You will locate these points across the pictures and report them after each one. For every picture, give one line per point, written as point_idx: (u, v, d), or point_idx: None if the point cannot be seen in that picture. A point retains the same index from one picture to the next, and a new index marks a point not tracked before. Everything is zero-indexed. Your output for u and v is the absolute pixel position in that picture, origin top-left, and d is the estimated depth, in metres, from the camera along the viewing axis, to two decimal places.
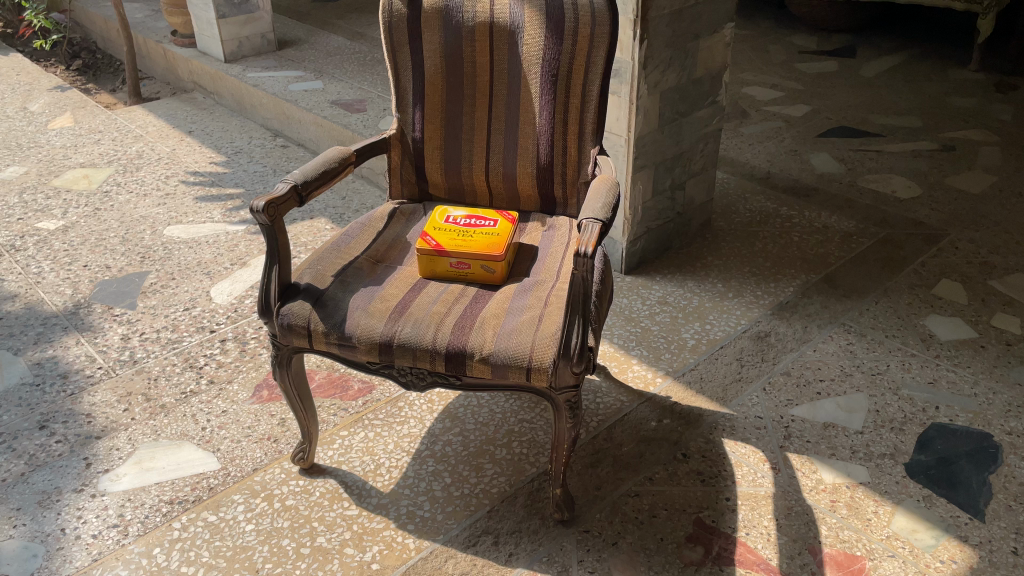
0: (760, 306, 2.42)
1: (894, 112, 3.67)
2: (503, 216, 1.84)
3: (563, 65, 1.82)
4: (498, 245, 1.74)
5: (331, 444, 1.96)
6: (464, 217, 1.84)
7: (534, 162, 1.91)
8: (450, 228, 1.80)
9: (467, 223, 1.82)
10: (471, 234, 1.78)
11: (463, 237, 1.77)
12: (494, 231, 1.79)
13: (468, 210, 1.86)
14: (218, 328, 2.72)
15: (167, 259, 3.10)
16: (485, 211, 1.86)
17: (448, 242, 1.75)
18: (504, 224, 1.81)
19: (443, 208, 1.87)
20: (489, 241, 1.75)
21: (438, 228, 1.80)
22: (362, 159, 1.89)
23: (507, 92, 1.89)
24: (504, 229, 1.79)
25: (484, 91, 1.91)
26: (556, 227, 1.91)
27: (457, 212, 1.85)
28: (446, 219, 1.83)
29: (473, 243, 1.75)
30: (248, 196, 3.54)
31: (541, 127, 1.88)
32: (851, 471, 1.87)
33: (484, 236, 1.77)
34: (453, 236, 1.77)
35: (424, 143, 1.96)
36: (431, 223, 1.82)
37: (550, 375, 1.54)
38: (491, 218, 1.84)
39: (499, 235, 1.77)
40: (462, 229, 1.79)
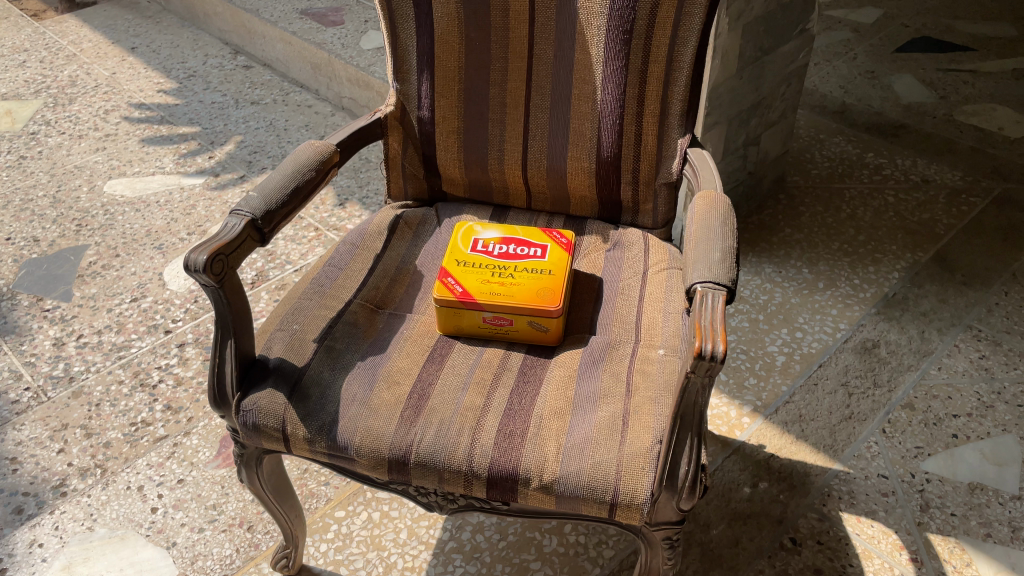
0: (860, 301, 1.91)
1: (981, 16, 3.05)
2: (555, 239, 1.29)
3: (642, 16, 1.22)
4: (552, 293, 1.21)
5: (323, 534, 1.48)
6: (499, 242, 1.29)
7: (594, 155, 1.34)
8: (481, 266, 1.25)
9: (504, 254, 1.27)
10: (511, 275, 1.24)
11: (500, 281, 1.23)
12: (544, 267, 1.25)
13: (502, 230, 1.31)
14: (174, 327, 2.18)
15: (110, 228, 2.53)
16: (528, 230, 1.31)
17: (481, 290, 1.21)
18: (557, 254, 1.27)
19: (467, 227, 1.32)
20: (539, 287, 1.22)
21: (464, 264, 1.25)
22: (348, 158, 1.32)
23: (553, 54, 1.30)
24: (559, 265, 1.25)
25: (518, 51, 1.32)
26: (626, 247, 1.36)
27: (487, 235, 1.30)
28: (473, 247, 1.28)
29: (516, 291, 1.21)
30: (207, 137, 2.92)
31: (605, 106, 1.30)
32: (1017, 563, 1.41)
33: (532, 277, 1.23)
34: (486, 280, 1.23)
35: (435, 126, 1.39)
36: (451, 254, 1.27)
37: (644, 514, 1.03)
38: (537, 242, 1.29)
39: (553, 274, 1.23)
40: (499, 266, 1.25)
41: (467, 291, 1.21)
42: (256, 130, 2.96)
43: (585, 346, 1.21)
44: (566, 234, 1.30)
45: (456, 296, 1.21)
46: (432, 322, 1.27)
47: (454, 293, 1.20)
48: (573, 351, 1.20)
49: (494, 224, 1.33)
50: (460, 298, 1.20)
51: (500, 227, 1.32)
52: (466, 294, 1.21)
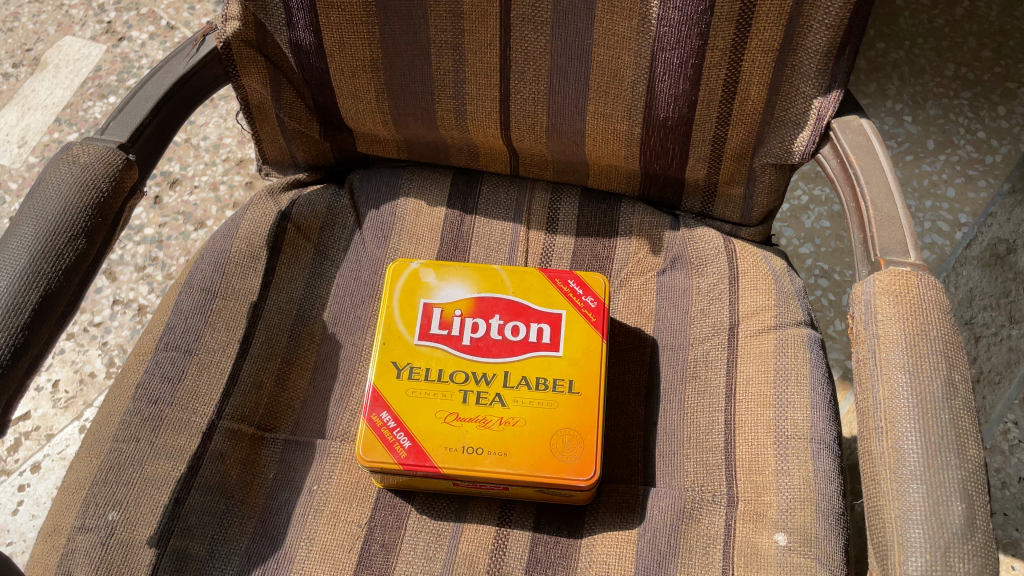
0: (987, 173, 1.33)
1: None
2: (576, 299, 0.70)
3: None
4: (579, 443, 0.64)
5: None
6: (472, 316, 0.70)
7: (640, 115, 0.70)
8: (442, 380, 0.67)
9: (483, 348, 0.68)
10: (500, 400, 0.66)
11: (480, 416, 0.66)
12: (560, 378, 0.67)
13: (476, 282, 0.71)
14: None
15: None
16: (525, 282, 0.71)
17: (445, 444, 0.65)
18: (582, 340, 0.68)
19: (410, 278, 0.71)
20: (555, 431, 0.65)
21: (410, 376, 0.67)
22: (148, 170, 0.67)
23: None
24: (587, 370, 0.67)
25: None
26: (696, 269, 0.76)
27: (449, 299, 0.70)
28: (425, 332, 0.69)
29: (510, 443, 0.65)
30: None
31: (669, 32, 0.63)
32: None
33: (539, 404, 0.66)
34: (454, 416, 0.66)
35: (326, 57, 0.71)
36: (384, 353, 0.68)
37: None
38: (543, 312, 0.69)
39: (579, 395, 0.66)
40: (475, 378, 0.67)
41: (417, 446, 0.65)
42: None
43: (641, 522, 0.68)
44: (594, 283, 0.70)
45: (399, 460, 0.64)
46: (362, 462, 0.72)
47: (392, 457, 0.64)
48: (614, 538, 0.68)
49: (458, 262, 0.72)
50: (406, 465, 0.64)
51: (471, 273, 0.71)
52: (418, 453, 0.64)
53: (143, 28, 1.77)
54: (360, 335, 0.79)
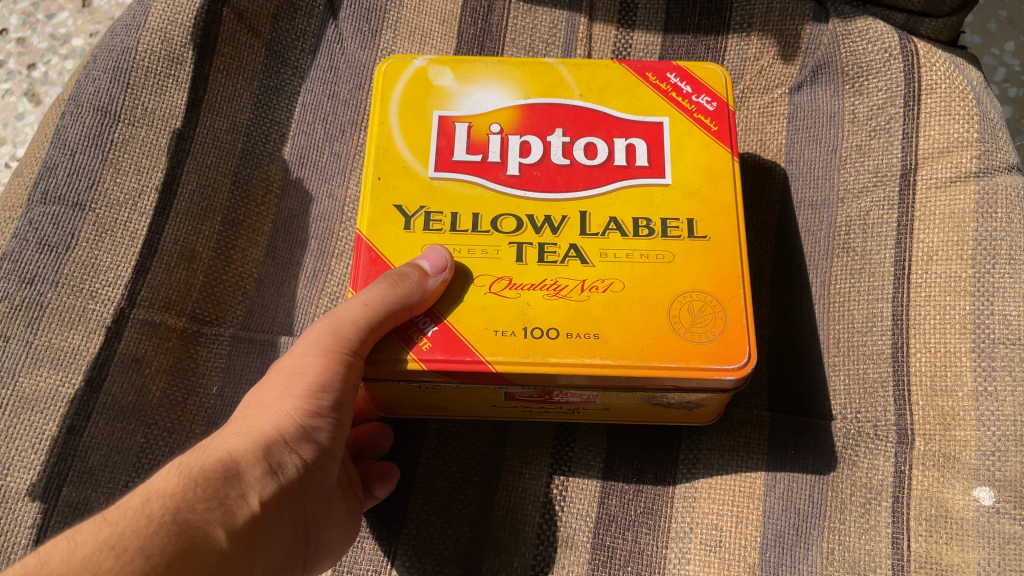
0: None
1: None
2: (683, 99, 0.45)
3: None
4: (718, 313, 0.40)
5: None
6: (518, 131, 0.45)
7: None
8: (480, 230, 0.42)
9: (541, 177, 0.43)
10: (577, 254, 0.41)
11: (548, 281, 0.41)
12: (671, 216, 0.42)
13: (520, 83, 0.46)
14: None
15: None
16: (599, 81, 0.46)
17: (496, 326, 0.39)
18: (700, 159, 0.44)
19: (417, 81, 0.46)
20: (675, 296, 0.40)
21: (428, 228, 0.42)
22: None
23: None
24: (713, 202, 0.43)
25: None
26: (851, 86, 0.50)
27: (480, 109, 0.45)
28: (446, 159, 0.44)
29: (604, 319, 0.40)
30: None
31: None
32: None
33: (642, 258, 0.41)
34: (505, 283, 0.41)
35: None
36: (383, 194, 0.43)
37: None
38: (631, 122, 0.45)
39: (706, 239, 0.42)
40: (532, 223, 0.42)
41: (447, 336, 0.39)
42: None
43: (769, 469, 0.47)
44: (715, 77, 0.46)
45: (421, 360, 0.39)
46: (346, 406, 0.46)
47: (408, 351, 0.39)
48: (726, 495, 0.46)
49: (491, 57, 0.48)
50: (434, 364, 0.38)
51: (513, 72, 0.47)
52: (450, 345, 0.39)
53: None
54: (339, 179, 0.54)
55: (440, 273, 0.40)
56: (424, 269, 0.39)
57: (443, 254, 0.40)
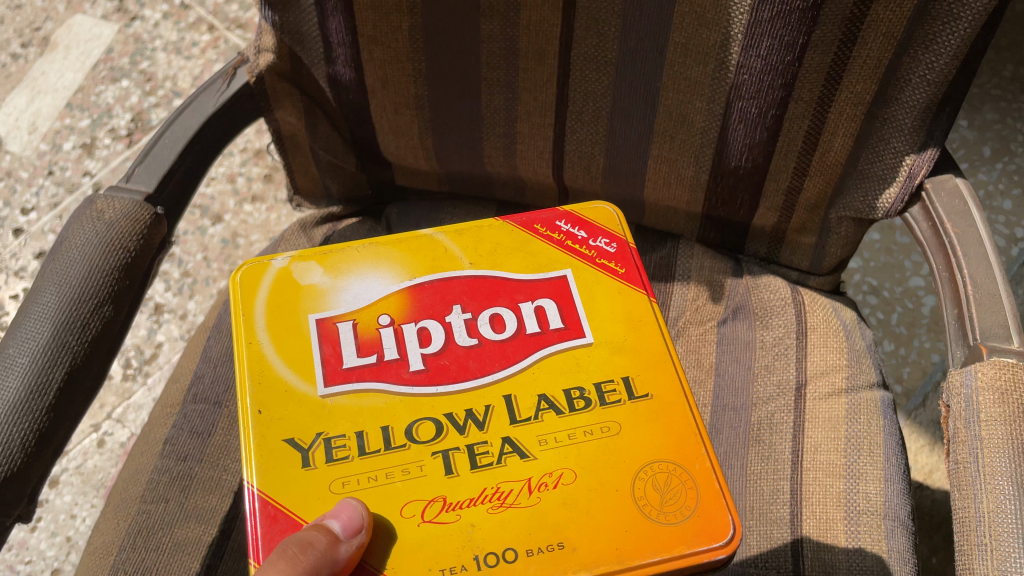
0: None
1: None
2: (585, 249, 0.61)
3: None
4: (685, 481, 0.52)
5: None
6: (413, 320, 0.56)
7: (709, 162, 0.65)
8: (397, 445, 0.52)
9: (450, 365, 0.54)
10: (514, 450, 0.52)
11: (489, 490, 0.51)
12: (607, 383, 0.55)
13: (387, 270, 0.59)
14: (28, 223, 1.39)
15: None
16: (495, 250, 0.60)
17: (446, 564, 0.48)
18: (620, 309, 0.58)
19: (283, 283, 0.58)
20: (631, 470, 0.52)
21: (331, 455, 0.51)
22: (174, 223, 0.62)
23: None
24: (639, 352, 0.56)
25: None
26: (760, 322, 0.72)
27: (361, 310, 0.57)
28: (337, 370, 0.54)
29: (564, 523, 0.50)
30: None
31: (748, 79, 0.58)
32: None
33: (581, 434, 0.53)
34: (438, 507, 0.50)
35: (366, 92, 0.66)
36: (277, 429, 0.52)
37: None
38: (535, 288, 0.58)
39: (649, 399, 0.54)
40: (454, 426, 0.52)
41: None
42: None
43: None
44: (603, 218, 0.63)
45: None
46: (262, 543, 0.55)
47: None
48: None
49: (351, 254, 0.59)
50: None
51: (378, 265, 0.59)
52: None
53: (156, 8, 1.61)
54: None
55: (351, 540, 0.46)
56: (335, 539, 0.45)
57: (355, 519, 0.47)
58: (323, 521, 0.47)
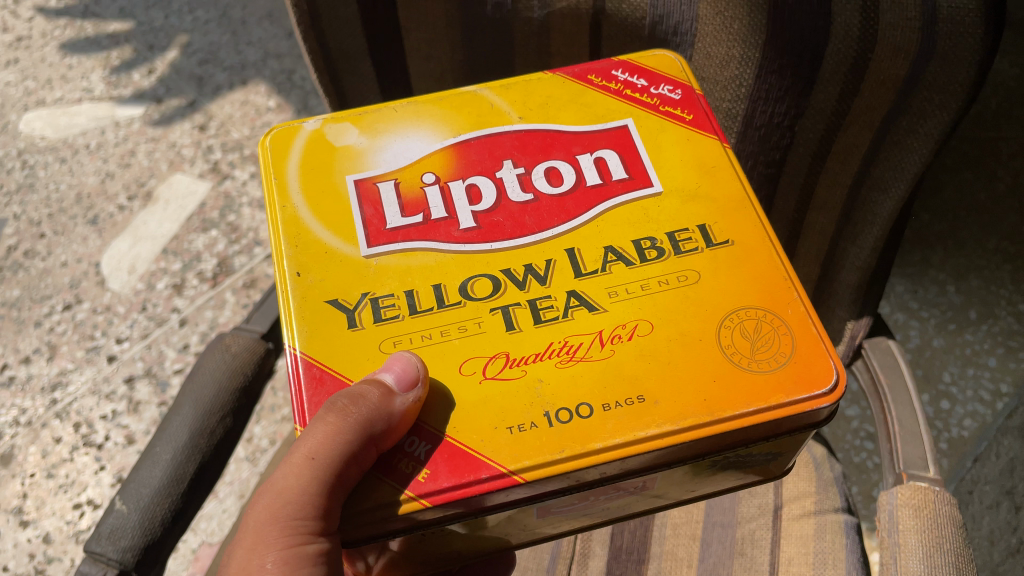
0: None
1: None
2: (648, 96, 0.67)
3: (806, 143, 0.67)
4: (774, 320, 0.57)
5: None
6: (461, 173, 0.64)
7: None
8: (452, 302, 0.58)
9: (504, 221, 0.62)
10: (584, 304, 0.58)
11: (558, 342, 0.57)
12: (683, 233, 0.61)
13: (427, 127, 0.67)
14: (120, 353, 1.50)
15: (29, 190, 1.73)
16: (559, 111, 0.67)
17: (516, 421, 0.54)
18: (692, 155, 0.65)
19: (317, 147, 0.66)
20: (717, 318, 0.57)
21: (379, 316, 0.58)
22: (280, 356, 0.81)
23: None
24: (714, 199, 0.63)
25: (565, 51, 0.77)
26: None
27: (403, 170, 0.64)
28: (380, 234, 0.61)
29: (645, 378, 0.55)
30: (143, 38, 1.97)
31: None
32: None
33: (654, 284, 0.59)
34: (501, 364, 0.56)
35: None
36: (324, 293, 0.59)
37: None
38: (595, 153, 0.65)
39: (729, 245, 0.61)
40: (513, 281, 0.59)
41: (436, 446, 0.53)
42: (205, 24, 2.00)
43: None
44: (665, 64, 0.67)
45: (425, 494, 0.51)
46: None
47: (406, 491, 0.52)
48: None
49: (386, 114, 0.67)
50: (444, 491, 0.51)
51: (416, 124, 0.67)
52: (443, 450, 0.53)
53: (245, 168, 1.76)
54: None
55: (402, 396, 0.52)
56: (387, 394, 0.51)
57: (406, 380, 0.53)
58: (377, 377, 0.53)
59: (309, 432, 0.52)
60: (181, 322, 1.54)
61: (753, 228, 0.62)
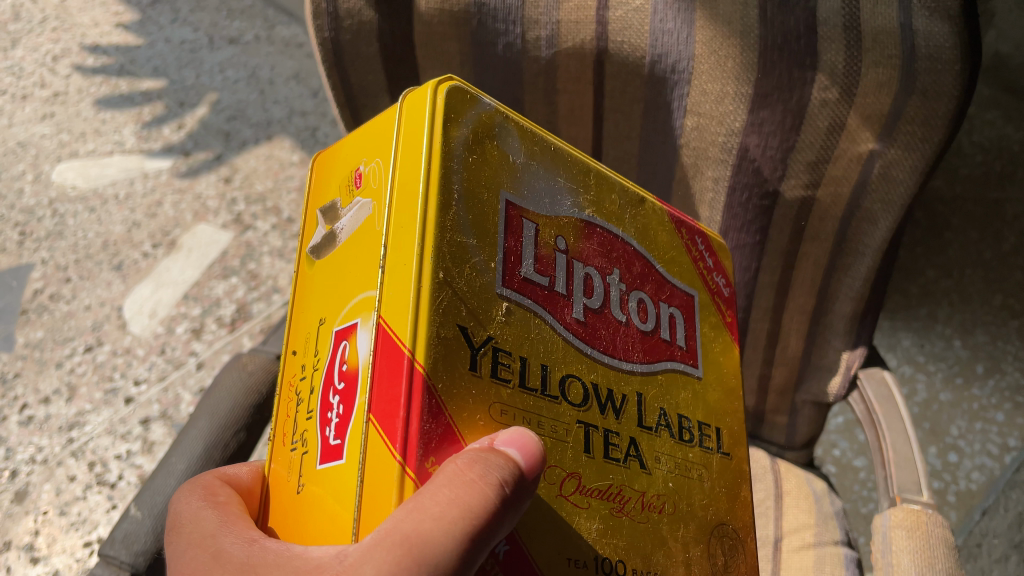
0: None
1: None
2: (709, 275, 0.69)
3: (797, 174, 0.70)
4: (739, 547, 0.61)
5: None
6: (586, 258, 0.55)
7: None
8: (551, 396, 0.50)
9: (600, 331, 0.55)
10: (635, 452, 0.55)
11: (614, 488, 0.52)
12: (708, 427, 0.62)
13: (572, 178, 0.56)
14: (137, 395, 1.53)
15: (58, 237, 1.77)
16: (661, 238, 0.64)
17: (578, 556, 0.48)
18: (724, 356, 0.68)
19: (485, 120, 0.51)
20: (709, 526, 0.59)
21: (496, 373, 0.47)
22: None
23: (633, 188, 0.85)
24: (728, 405, 0.66)
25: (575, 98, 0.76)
26: None
27: (547, 215, 0.53)
28: (517, 276, 0.50)
29: (656, 554, 0.54)
30: (175, 95, 2.05)
31: None
32: None
33: (685, 465, 0.59)
34: (572, 485, 0.50)
35: None
36: (455, 309, 0.45)
37: None
38: (670, 298, 0.63)
39: (730, 458, 0.63)
40: (597, 402, 0.53)
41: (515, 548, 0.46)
42: (235, 83, 2.09)
43: None
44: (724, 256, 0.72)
45: None
46: (242, 481, 0.59)
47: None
48: None
49: (548, 143, 0.55)
50: None
51: (566, 171, 0.56)
52: (517, 566, 0.46)
53: (267, 219, 1.83)
54: None
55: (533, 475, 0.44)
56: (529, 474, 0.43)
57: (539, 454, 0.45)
58: (507, 447, 0.43)
59: (439, 489, 0.40)
60: (198, 365, 1.57)
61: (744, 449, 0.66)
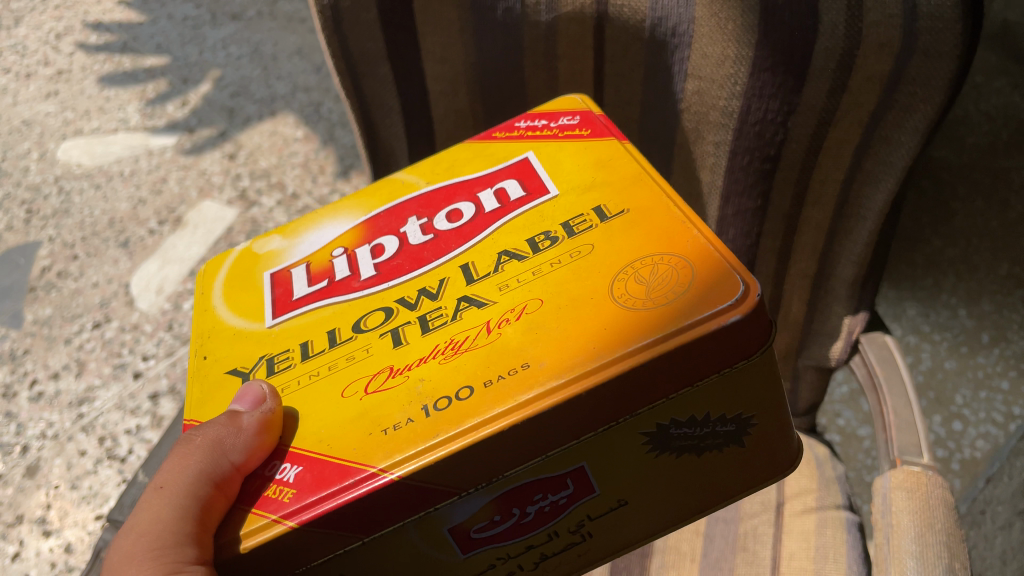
0: None
1: None
2: (548, 129, 0.71)
3: (798, 137, 0.70)
4: (672, 263, 0.54)
5: None
6: (370, 238, 0.67)
7: None
8: (342, 338, 0.59)
9: (398, 263, 0.63)
10: (460, 304, 0.58)
11: (436, 345, 0.55)
12: (575, 217, 0.61)
13: (340, 214, 0.71)
14: (145, 370, 1.54)
15: (64, 215, 1.77)
16: (465, 158, 0.71)
17: (395, 422, 0.51)
18: (588, 161, 0.66)
19: (243, 254, 0.71)
20: (611, 276, 0.55)
21: (276, 367, 0.59)
22: None
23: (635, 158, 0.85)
24: (606, 181, 0.63)
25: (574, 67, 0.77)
26: None
27: (312, 253, 0.68)
28: (284, 304, 0.64)
29: (526, 344, 0.52)
30: (178, 72, 2.04)
31: None
32: None
33: (546, 264, 0.58)
34: (380, 377, 0.55)
35: None
36: (229, 362, 0.61)
37: None
38: (484, 182, 0.68)
39: (627, 213, 0.59)
40: (399, 309, 0.59)
41: (304, 467, 0.51)
42: (238, 59, 2.07)
43: None
44: (566, 105, 0.73)
45: (291, 515, 0.49)
46: None
47: (270, 516, 0.50)
48: None
49: (307, 219, 0.72)
50: (311, 505, 0.49)
51: (335, 216, 0.71)
52: (311, 479, 0.50)
53: (272, 195, 1.81)
54: None
55: (249, 412, 0.53)
56: (236, 414, 0.53)
57: (254, 397, 0.54)
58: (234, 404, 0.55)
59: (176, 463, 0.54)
60: None
61: (646, 191, 0.60)
